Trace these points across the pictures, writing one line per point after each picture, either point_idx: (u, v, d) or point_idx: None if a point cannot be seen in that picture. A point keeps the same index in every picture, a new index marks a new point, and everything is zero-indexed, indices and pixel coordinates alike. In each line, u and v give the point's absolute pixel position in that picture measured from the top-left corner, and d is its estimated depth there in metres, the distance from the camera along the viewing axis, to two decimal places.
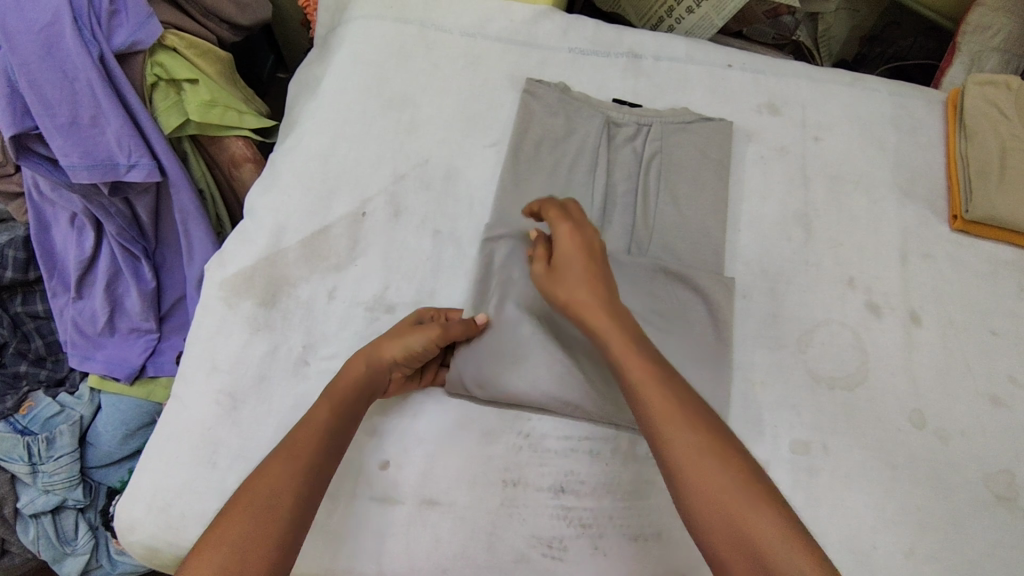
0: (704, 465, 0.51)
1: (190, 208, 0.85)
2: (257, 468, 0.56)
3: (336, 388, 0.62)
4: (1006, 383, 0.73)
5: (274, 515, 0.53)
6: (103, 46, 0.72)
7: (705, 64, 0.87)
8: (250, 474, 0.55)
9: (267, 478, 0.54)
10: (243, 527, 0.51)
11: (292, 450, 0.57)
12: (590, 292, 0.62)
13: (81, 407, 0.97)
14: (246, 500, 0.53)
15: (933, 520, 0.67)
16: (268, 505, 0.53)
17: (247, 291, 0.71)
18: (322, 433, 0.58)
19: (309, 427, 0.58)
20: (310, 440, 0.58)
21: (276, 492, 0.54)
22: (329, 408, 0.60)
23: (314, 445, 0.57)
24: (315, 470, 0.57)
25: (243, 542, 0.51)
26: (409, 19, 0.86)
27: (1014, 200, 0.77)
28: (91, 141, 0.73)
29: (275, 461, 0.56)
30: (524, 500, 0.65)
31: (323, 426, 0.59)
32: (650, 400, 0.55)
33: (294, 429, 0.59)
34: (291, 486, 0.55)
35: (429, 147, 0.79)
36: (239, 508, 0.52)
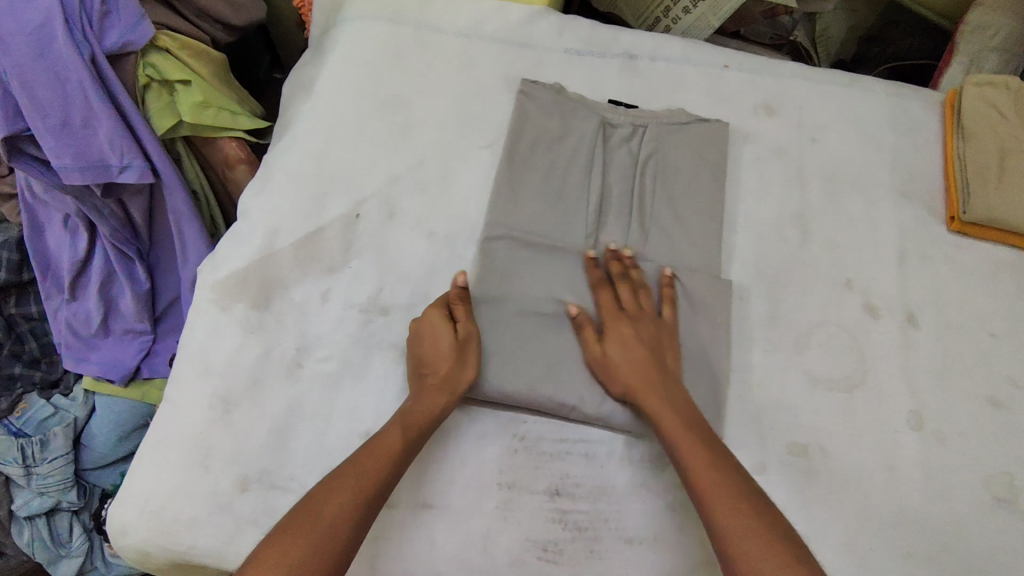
0: (728, 504, 0.55)
1: (184, 210, 0.84)
2: (320, 487, 0.56)
3: (420, 408, 0.62)
4: (1004, 384, 0.73)
5: (332, 542, 0.53)
6: (94, 47, 0.71)
7: (701, 64, 0.86)
8: (315, 492, 0.56)
9: (332, 501, 0.55)
10: (300, 549, 0.52)
11: (377, 460, 0.58)
12: (637, 372, 0.64)
13: (75, 409, 0.97)
14: (308, 522, 0.53)
15: (931, 523, 0.66)
16: (329, 530, 0.53)
17: (240, 294, 0.70)
18: (390, 461, 0.59)
19: (381, 451, 0.59)
20: (377, 465, 0.58)
21: (338, 518, 0.54)
22: (402, 433, 0.60)
23: (393, 457, 0.59)
24: (375, 498, 0.57)
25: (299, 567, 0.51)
26: (404, 20, 0.86)
27: (1013, 200, 0.76)
28: (84, 143, 0.73)
29: (342, 483, 0.56)
30: (519, 503, 0.64)
31: (394, 454, 0.59)
32: (682, 448, 0.60)
33: (371, 448, 0.59)
34: (352, 514, 0.55)
35: (424, 149, 0.79)
36: (298, 531, 0.53)
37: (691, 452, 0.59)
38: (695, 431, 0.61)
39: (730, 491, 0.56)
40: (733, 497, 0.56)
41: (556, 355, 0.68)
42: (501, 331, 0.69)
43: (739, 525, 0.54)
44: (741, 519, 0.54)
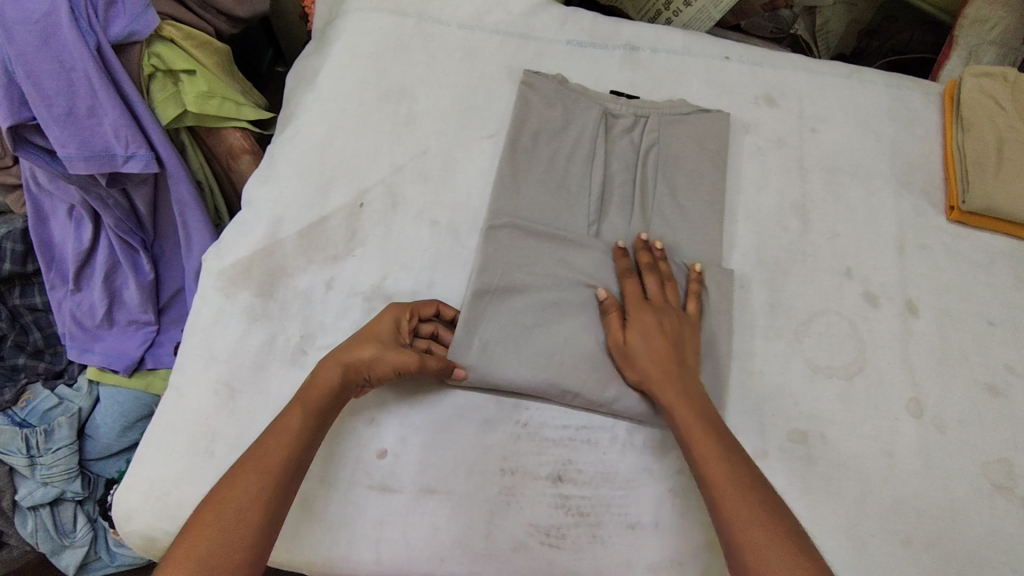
0: (735, 496, 0.55)
1: (188, 200, 0.85)
2: (227, 476, 0.56)
3: (306, 395, 0.61)
4: (1003, 372, 0.73)
5: (240, 528, 0.53)
6: (100, 37, 0.72)
7: (702, 56, 0.87)
8: (220, 482, 0.55)
9: (235, 489, 0.55)
10: (212, 539, 0.52)
11: (264, 457, 0.57)
12: (655, 363, 0.64)
13: (79, 399, 0.98)
14: (214, 513, 0.53)
15: (930, 508, 0.67)
16: (234, 517, 0.53)
17: (245, 281, 0.71)
18: (293, 441, 0.58)
19: (282, 434, 0.58)
20: (278, 453, 0.57)
21: (241, 504, 0.54)
22: (301, 413, 0.60)
23: (290, 453, 0.57)
24: (283, 480, 0.56)
25: (207, 558, 0.51)
26: (407, 11, 0.86)
27: (1012, 190, 0.77)
28: (88, 132, 0.74)
29: (243, 471, 0.56)
30: (522, 489, 0.65)
31: (292, 436, 0.58)
32: (693, 436, 0.60)
33: (273, 431, 0.59)
34: (255, 499, 0.54)
35: (427, 139, 0.79)
36: (204, 523, 0.53)
37: (705, 443, 0.59)
38: (706, 422, 0.61)
39: (739, 484, 0.56)
40: (744, 489, 0.55)
41: (558, 342, 0.69)
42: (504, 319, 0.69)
43: (748, 518, 0.54)
44: (751, 511, 0.54)
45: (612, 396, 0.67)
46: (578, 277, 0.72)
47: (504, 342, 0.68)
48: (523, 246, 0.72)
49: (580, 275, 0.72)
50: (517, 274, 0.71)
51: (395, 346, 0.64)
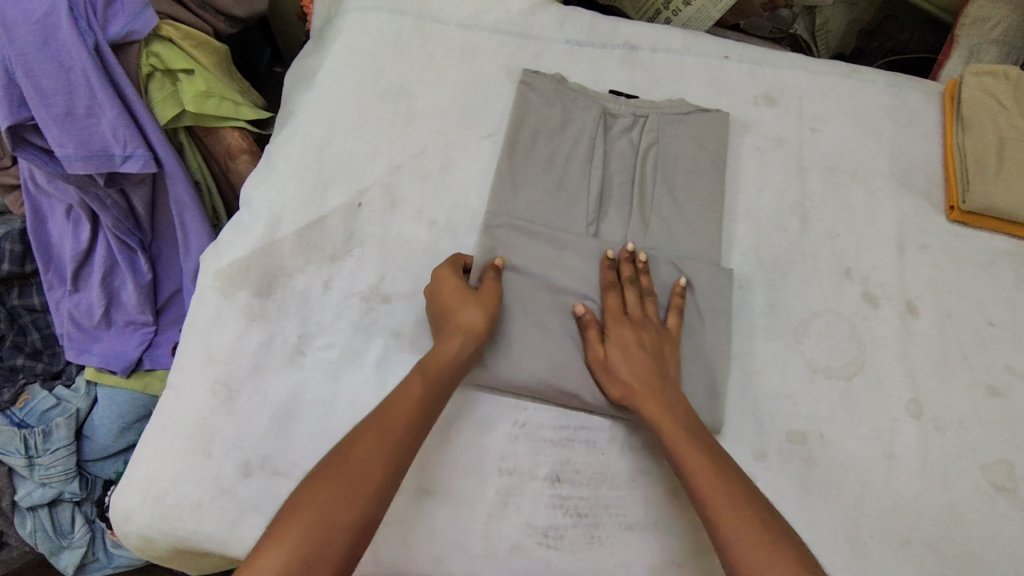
0: (727, 513, 0.55)
1: (187, 200, 0.85)
2: (351, 436, 0.56)
3: (427, 364, 0.62)
4: (1003, 372, 0.73)
5: (366, 486, 0.53)
6: (98, 36, 0.72)
7: (701, 55, 0.87)
8: (344, 442, 0.56)
9: (362, 449, 0.55)
10: (337, 496, 0.52)
11: (383, 420, 0.57)
12: (637, 380, 0.64)
13: (77, 400, 0.98)
14: (339, 469, 0.53)
15: (930, 509, 0.67)
16: (359, 474, 0.53)
17: (242, 281, 0.71)
18: (417, 406, 0.59)
19: (406, 398, 0.59)
20: (402, 414, 0.58)
21: (367, 461, 0.54)
22: (420, 377, 0.61)
23: (409, 414, 0.58)
24: (406, 441, 0.57)
25: (336, 513, 0.51)
26: (405, 10, 0.86)
27: (1012, 190, 0.77)
28: (87, 132, 0.73)
29: (368, 432, 0.56)
30: (520, 489, 0.65)
31: (417, 399, 0.59)
32: (682, 453, 0.59)
33: (397, 395, 0.59)
34: (381, 457, 0.55)
35: (426, 139, 0.79)
36: (331, 479, 0.53)
37: (698, 461, 0.58)
38: (694, 439, 0.60)
39: (731, 500, 0.55)
40: (734, 506, 0.55)
41: (554, 343, 0.68)
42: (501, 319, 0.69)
43: (740, 535, 0.53)
44: (744, 527, 0.53)
45: (610, 396, 0.67)
46: (576, 278, 0.71)
47: (503, 342, 0.68)
48: (521, 246, 0.72)
49: (577, 276, 0.72)
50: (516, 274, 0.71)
51: (473, 292, 0.66)
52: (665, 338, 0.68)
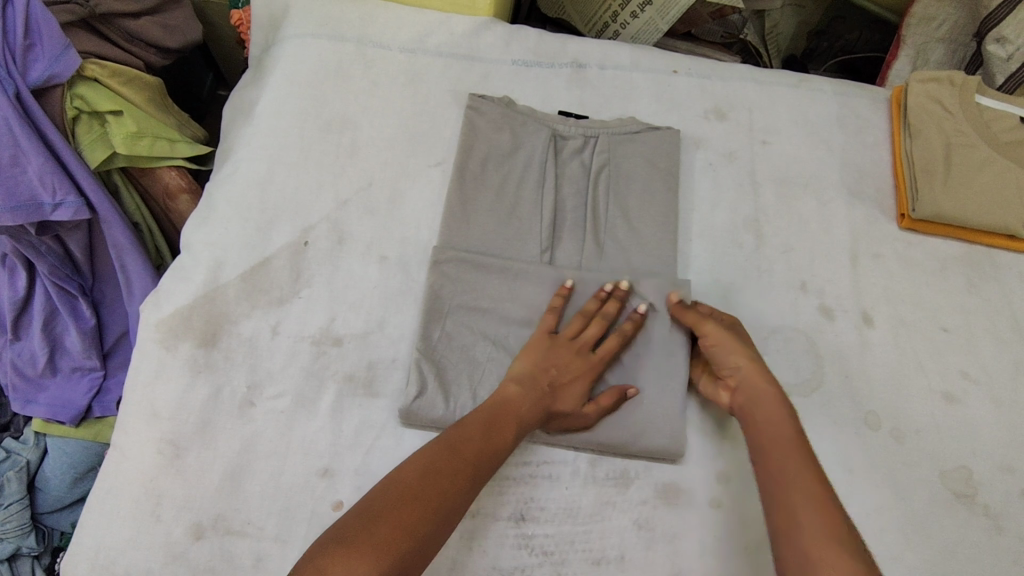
0: (813, 509, 0.53)
1: (124, 243, 0.81)
2: (436, 453, 0.56)
3: (518, 426, 0.61)
4: (958, 378, 0.74)
5: (445, 516, 0.53)
6: (19, 83, 0.68)
7: (650, 71, 0.86)
8: (433, 459, 0.55)
9: (439, 494, 0.53)
10: (411, 539, 0.50)
11: (461, 467, 0.56)
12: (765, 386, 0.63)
13: (26, 452, 0.93)
14: (430, 496, 0.53)
15: (894, 522, 0.67)
16: (440, 503, 0.53)
17: (185, 332, 0.68)
18: (497, 449, 0.59)
19: (495, 435, 0.59)
20: (474, 466, 0.57)
21: (452, 495, 0.54)
22: (518, 422, 0.61)
23: (479, 470, 0.57)
24: (480, 479, 0.57)
25: (422, 537, 0.51)
26: (346, 36, 0.83)
27: (958, 197, 0.77)
28: (12, 181, 0.69)
29: (458, 459, 0.56)
30: (484, 532, 0.63)
31: (507, 442, 0.60)
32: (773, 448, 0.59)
33: (490, 425, 0.60)
34: (463, 492, 0.55)
35: (372, 170, 0.77)
36: (422, 503, 0.52)
37: (795, 460, 0.57)
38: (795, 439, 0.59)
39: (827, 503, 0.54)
40: (813, 495, 0.54)
41: None
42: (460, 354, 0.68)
43: (818, 534, 0.51)
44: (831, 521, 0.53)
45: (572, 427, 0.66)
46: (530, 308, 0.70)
47: (461, 384, 0.67)
48: (475, 280, 0.71)
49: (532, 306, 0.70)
50: (469, 309, 0.70)
51: (585, 372, 0.66)
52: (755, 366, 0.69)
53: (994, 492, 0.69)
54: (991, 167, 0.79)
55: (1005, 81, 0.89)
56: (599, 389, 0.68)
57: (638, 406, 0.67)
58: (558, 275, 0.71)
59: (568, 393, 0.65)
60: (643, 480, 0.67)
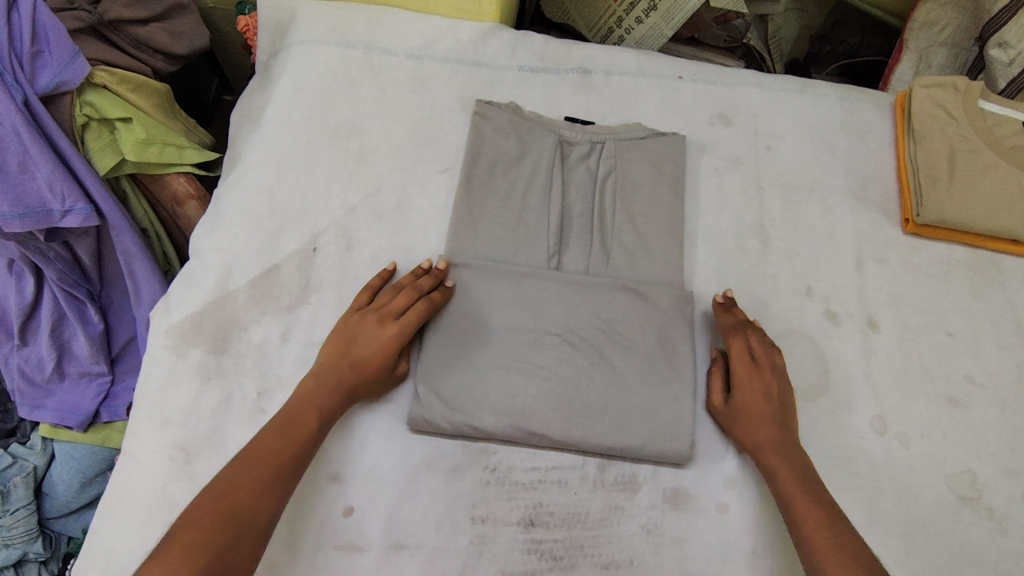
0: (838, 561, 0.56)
1: (134, 250, 0.81)
2: (237, 463, 0.58)
3: (312, 411, 0.62)
4: (962, 383, 0.74)
5: (253, 512, 0.56)
6: (27, 90, 0.68)
7: (655, 76, 0.86)
8: (230, 470, 0.58)
9: (244, 492, 0.57)
10: (223, 537, 0.54)
11: (258, 462, 0.58)
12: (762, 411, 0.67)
13: (34, 457, 0.94)
14: (232, 500, 0.56)
15: (902, 525, 0.67)
16: (242, 503, 0.56)
17: (195, 339, 0.68)
18: (303, 436, 0.61)
19: (293, 427, 0.61)
20: (277, 455, 0.59)
21: (253, 492, 0.57)
22: (316, 407, 0.63)
23: (289, 455, 0.60)
24: (292, 468, 0.60)
25: (229, 540, 0.54)
26: (353, 42, 0.84)
27: (964, 202, 0.78)
28: (21, 188, 0.70)
29: (259, 460, 0.59)
30: (493, 537, 0.64)
31: (313, 426, 0.62)
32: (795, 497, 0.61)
33: (286, 421, 0.61)
34: (268, 486, 0.58)
35: (379, 177, 0.77)
36: (221, 511, 0.55)
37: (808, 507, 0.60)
38: (807, 484, 0.62)
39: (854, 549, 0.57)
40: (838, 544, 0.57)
41: (522, 384, 0.67)
42: (469, 359, 0.68)
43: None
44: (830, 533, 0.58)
45: (582, 432, 0.66)
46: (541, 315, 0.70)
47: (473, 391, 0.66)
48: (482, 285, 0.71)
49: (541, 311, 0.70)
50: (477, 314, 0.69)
51: (383, 340, 0.66)
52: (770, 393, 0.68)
53: (1000, 496, 0.69)
54: (995, 172, 0.79)
55: (1007, 85, 0.90)
56: (604, 390, 0.68)
57: (648, 407, 0.67)
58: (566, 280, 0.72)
59: (370, 365, 0.65)
60: (651, 485, 0.67)
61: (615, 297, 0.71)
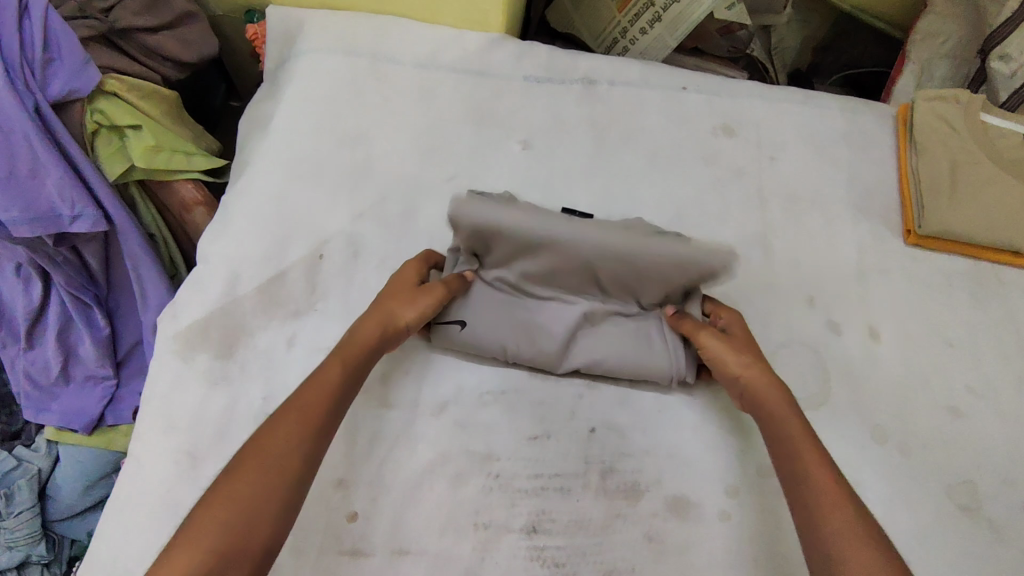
0: (831, 503, 0.54)
1: (141, 254, 0.82)
2: (268, 424, 0.57)
3: (344, 349, 0.63)
4: (963, 394, 0.75)
5: (286, 468, 0.55)
6: (38, 97, 0.69)
7: (660, 87, 0.87)
8: (260, 430, 0.57)
9: (275, 440, 0.56)
10: (253, 485, 0.53)
11: (292, 412, 0.58)
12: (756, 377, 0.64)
13: (38, 460, 0.94)
14: (261, 450, 0.55)
15: (903, 534, 0.67)
16: (277, 460, 0.55)
17: (202, 344, 0.69)
18: (331, 394, 0.60)
19: (321, 386, 0.60)
20: (310, 405, 0.59)
21: (285, 450, 0.56)
22: (342, 368, 0.62)
23: (323, 405, 0.59)
24: (324, 427, 0.58)
25: (258, 492, 0.53)
26: (360, 51, 0.85)
27: (966, 214, 0.78)
28: (31, 194, 0.71)
29: (287, 418, 0.57)
30: (496, 544, 0.64)
31: (340, 376, 0.61)
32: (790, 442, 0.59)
33: (319, 373, 0.61)
34: (301, 443, 0.56)
35: (386, 185, 0.78)
36: (250, 465, 0.54)
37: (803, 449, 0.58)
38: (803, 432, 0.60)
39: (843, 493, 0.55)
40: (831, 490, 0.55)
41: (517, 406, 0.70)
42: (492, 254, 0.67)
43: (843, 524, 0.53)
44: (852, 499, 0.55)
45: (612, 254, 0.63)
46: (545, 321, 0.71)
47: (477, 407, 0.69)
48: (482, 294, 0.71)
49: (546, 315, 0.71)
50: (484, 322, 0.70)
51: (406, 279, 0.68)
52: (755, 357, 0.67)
53: (1000, 507, 0.70)
54: (997, 184, 0.80)
55: (1009, 97, 0.91)
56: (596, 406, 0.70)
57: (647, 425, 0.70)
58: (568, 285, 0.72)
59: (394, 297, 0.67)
60: (653, 493, 0.67)
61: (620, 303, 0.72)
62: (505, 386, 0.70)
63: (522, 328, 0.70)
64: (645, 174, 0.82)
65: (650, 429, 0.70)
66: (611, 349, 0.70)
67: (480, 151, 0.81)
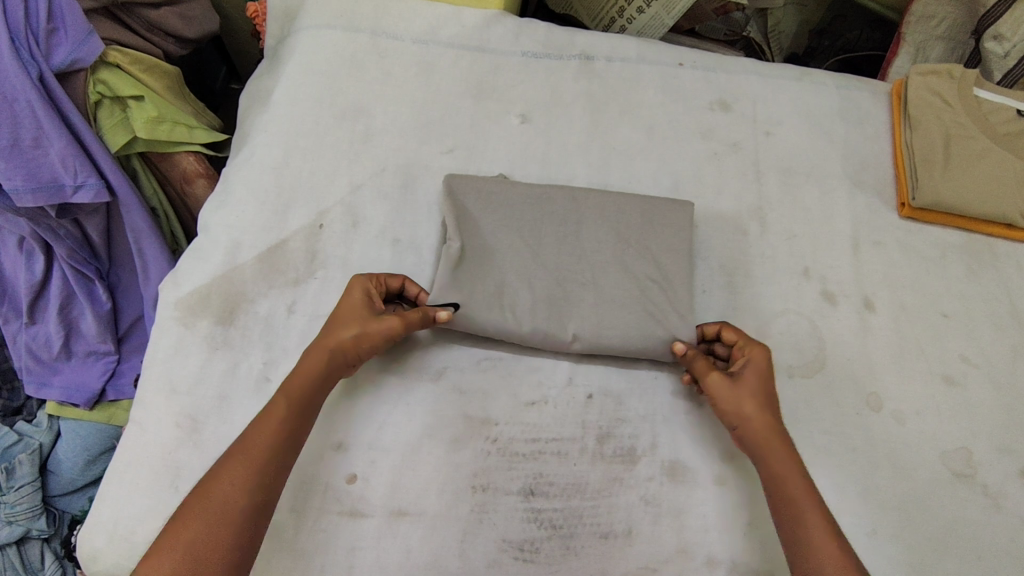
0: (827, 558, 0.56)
1: (142, 227, 0.84)
2: (215, 468, 0.57)
3: (292, 379, 0.62)
4: (958, 363, 0.76)
5: (232, 512, 0.55)
6: (43, 66, 0.70)
7: (657, 63, 0.88)
8: (209, 473, 0.57)
9: (227, 478, 0.56)
10: (203, 526, 0.54)
11: (243, 449, 0.58)
12: (758, 415, 0.63)
13: (39, 435, 0.96)
14: (211, 491, 0.55)
15: (897, 500, 0.68)
16: (221, 508, 0.55)
17: (204, 310, 0.70)
18: (278, 431, 0.59)
19: (268, 423, 0.59)
20: (263, 442, 0.58)
21: (230, 495, 0.55)
22: (290, 399, 0.61)
23: (274, 439, 0.59)
24: (277, 461, 0.58)
25: (211, 536, 0.54)
26: (359, 27, 0.86)
27: (959, 187, 0.79)
28: (35, 163, 0.71)
29: (234, 459, 0.57)
30: (493, 506, 0.65)
31: (286, 412, 0.60)
32: (794, 492, 0.60)
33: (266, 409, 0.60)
34: (246, 484, 0.56)
35: (385, 157, 0.79)
36: (203, 507, 0.55)
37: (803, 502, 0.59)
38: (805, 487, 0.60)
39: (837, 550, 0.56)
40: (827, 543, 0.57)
41: (515, 370, 0.70)
42: (493, 247, 0.72)
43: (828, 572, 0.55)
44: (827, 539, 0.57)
45: (596, 248, 0.73)
46: (543, 306, 0.70)
47: (475, 372, 0.70)
48: (474, 279, 0.70)
49: (539, 304, 0.70)
50: (477, 307, 0.69)
51: (359, 313, 0.65)
52: (768, 388, 0.65)
53: (996, 474, 0.70)
54: (989, 157, 0.80)
55: (1002, 78, 0.91)
56: (594, 368, 0.71)
57: (645, 391, 0.71)
58: (564, 274, 0.72)
59: (341, 334, 0.64)
60: (650, 458, 0.68)
61: (616, 289, 0.71)
62: (503, 353, 0.71)
63: (521, 316, 0.69)
64: (642, 148, 0.83)
65: (647, 396, 0.71)
66: (612, 342, 0.69)
67: (478, 124, 0.82)
